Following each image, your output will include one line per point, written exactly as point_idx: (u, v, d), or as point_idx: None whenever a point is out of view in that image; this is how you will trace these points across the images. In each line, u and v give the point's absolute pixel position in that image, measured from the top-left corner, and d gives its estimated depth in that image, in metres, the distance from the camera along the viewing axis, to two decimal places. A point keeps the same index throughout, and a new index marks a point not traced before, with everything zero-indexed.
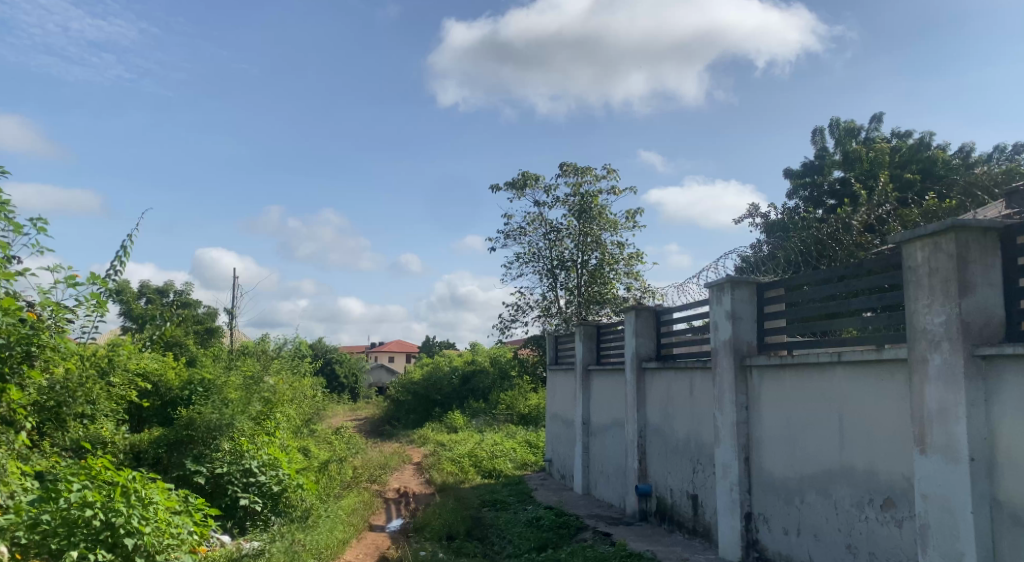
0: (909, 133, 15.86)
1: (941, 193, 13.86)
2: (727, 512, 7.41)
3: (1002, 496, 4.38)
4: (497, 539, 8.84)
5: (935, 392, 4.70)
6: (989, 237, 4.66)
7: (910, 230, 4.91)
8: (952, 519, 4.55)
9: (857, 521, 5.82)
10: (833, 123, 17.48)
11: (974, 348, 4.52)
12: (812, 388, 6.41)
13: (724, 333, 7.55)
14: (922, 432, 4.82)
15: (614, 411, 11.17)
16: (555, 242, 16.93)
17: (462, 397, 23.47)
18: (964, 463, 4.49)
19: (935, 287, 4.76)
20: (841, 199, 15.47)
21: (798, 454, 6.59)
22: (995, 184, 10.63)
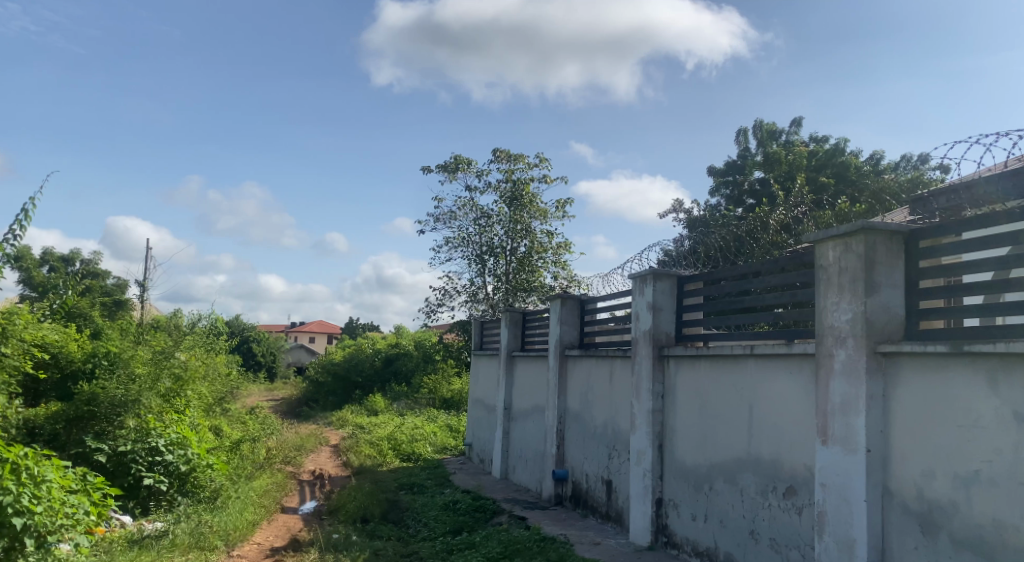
0: (826, 138, 16.52)
1: (853, 198, 14.49)
2: (640, 497, 7.60)
3: (893, 485, 4.59)
4: (413, 522, 8.83)
5: (839, 385, 4.92)
6: (895, 240, 4.88)
7: (824, 230, 5.11)
8: (848, 507, 4.76)
9: (761, 508, 6.04)
10: (756, 124, 18.00)
11: (875, 345, 4.74)
12: (725, 379, 6.61)
13: (645, 323, 7.71)
14: (825, 423, 5.04)
15: (535, 397, 11.27)
16: (485, 228, 16.90)
17: (384, 380, 23.33)
18: (861, 454, 4.70)
19: (844, 285, 4.97)
20: (760, 199, 15.98)
21: (709, 442, 6.79)
22: (902, 191, 11.17)
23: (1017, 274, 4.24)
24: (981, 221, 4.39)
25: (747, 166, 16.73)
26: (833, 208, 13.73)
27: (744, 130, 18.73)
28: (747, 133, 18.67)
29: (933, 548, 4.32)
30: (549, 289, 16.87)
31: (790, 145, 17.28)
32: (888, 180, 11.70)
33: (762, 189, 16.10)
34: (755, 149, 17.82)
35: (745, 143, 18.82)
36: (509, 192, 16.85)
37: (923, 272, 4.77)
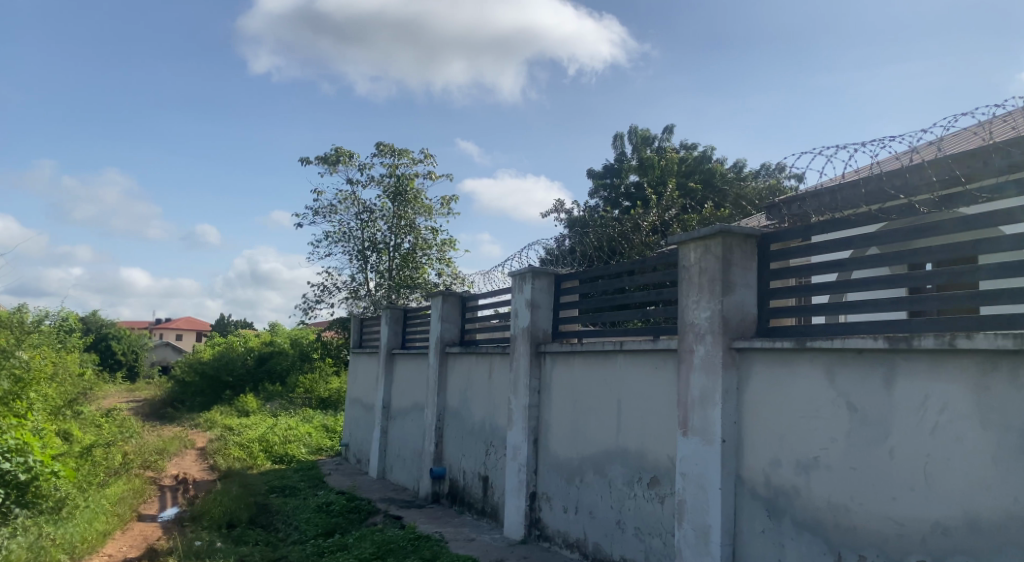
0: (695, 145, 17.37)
1: (718, 203, 15.28)
2: (515, 492, 7.71)
3: (745, 473, 4.86)
4: (282, 526, 8.55)
5: (699, 380, 5.16)
6: (750, 243, 5.17)
7: (687, 232, 5.35)
8: (705, 495, 5.01)
9: (627, 498, 6.25)
10: (632, 129, 18.65)
11: (731, 342, 5.00)
12: (597, 374, 6.79)
13: (523, 320, 7.84)
14: (685, 416, 5.28)
15: (414, 395, 11.19)
16: (367, 223, 16.60)
17: (257, 380, 22.49)
18: (716, 445, 4.95)
19: (703, 285, 5.22)
20: (635, 202, 16.58)
21: (581, 435, 6.96)
22: (761, 198, 11.89)
23: (852, 276, 4.58)
24: (830, 227, 4.71)
25: (622, 169, 17.26)
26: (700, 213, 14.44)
27: (621, 135, 19.34)
28: (623, 138, 19.29)
29: (777, 531, 4.58)
30: (432, 286, 16.79)
31: (662, 151, 18.00)
32: (750, 187, 12.42)
33: (637, 192, 16.73)
34: (630, 153, 18.43)
35: (621, 148, 19.45)
36: (393, 187, 16.64)
37: (773, 274, 5.08)
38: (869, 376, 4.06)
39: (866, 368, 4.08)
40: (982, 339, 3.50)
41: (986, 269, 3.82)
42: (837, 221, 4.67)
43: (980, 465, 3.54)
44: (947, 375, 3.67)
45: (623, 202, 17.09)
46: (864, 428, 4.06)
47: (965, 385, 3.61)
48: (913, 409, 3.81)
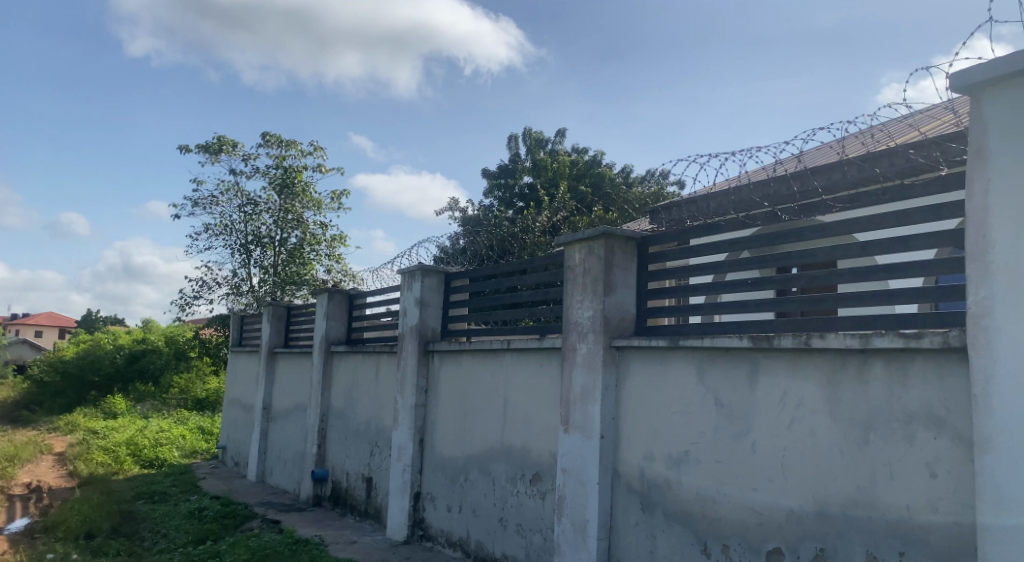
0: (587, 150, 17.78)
1: (607, 207, 15.67)
2: (398, 492, 7.61)
3: (622, 468, 4.98)
4: (149, 534, 8.08)
5: (580, 377, 5.26)
6: (631, 245, 5.31)
7: (573, 233, 5.43)
8: (583, 490, 5.10)
9: (510, 496, 6.28)
10: (526, 131, 18.85)
11: (611, 340, 5.11)
12: (484, 374, 6.80)
13: (411, 319, 7.73)
14: (568, 413, 5.37)
15: (297, 395, 10.84)
16: (251, 216, 15.97)
17: (127, 380, 21.22)
18: (595, 441, 5.04)
19: (586, 285, 5.31)
20: (528, 203, 16.77)
21: (466, 434, 6.94)
22: (648, 203, 12.29)
23: (725, 278, 4.75)
24: (708, 231, 4.88)
25: (516, 170, 17.37)
26: (591, 217, 14.72)
27: (515, 136, 19.51)
28: (517, 139, 19.52)
29: (650, 523, 4.71)
30: (320, 283, 16.33)
31: (554, 154, 18.28)
32: (638, 192, 12.78)
33: (531, 193, 16.91)
34: (523, 155, 18.61)
35: (515, 149, 19.63)
36: (280, 179, 16.08)
37: (653, 275, 5.22)
38: (736, 373, 4.23)
39: (733, 366, 4.26)
40: (832, 338, 3.65)
41: (843, 272, 4.01)
42: (712, 225, 4.83)
43: (828, 455, 3.69)
44: (802, 372, 3.86)
45: (516, 202, 17.23)
46: (730, 422, 4.24)
47: (817, 381, 3.78)
48: (773, 404, 4.00)
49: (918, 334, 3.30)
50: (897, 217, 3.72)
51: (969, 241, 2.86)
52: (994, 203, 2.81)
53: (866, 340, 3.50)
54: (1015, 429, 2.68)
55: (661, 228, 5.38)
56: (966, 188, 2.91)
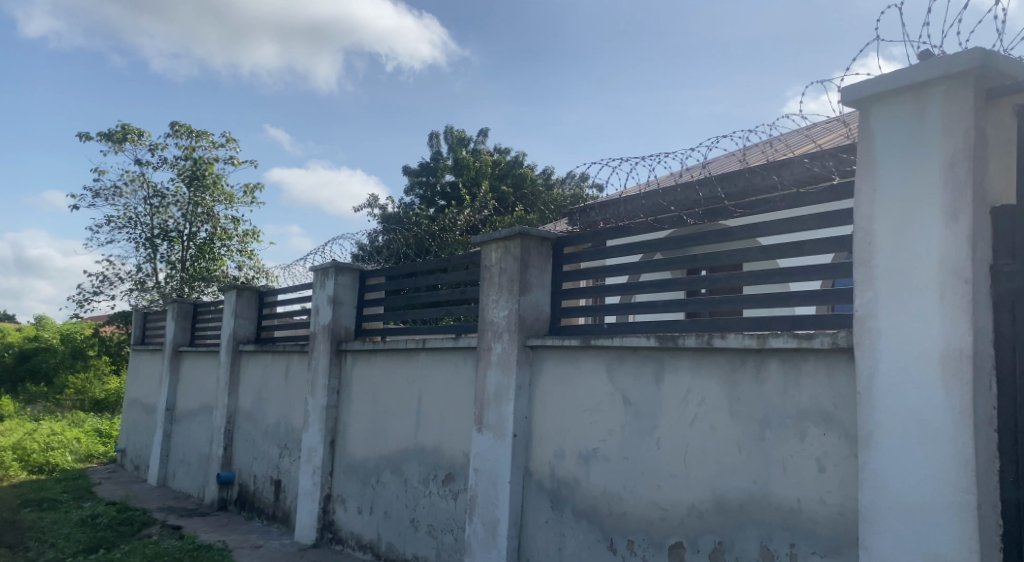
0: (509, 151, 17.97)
1: (528, 208, 15.81)
2: (307, 495, 7.44)
3: (533, 467, 5.02)
4: (36, 544, 7.63)
5: (495, 376, 5.27)
6: (546, 246, 5.36)
7: (489, 233, 5.44)
8: (494, 489, 5.12)
9: (422, 496, 6.22)
10: (448, 130, 18.80)
11: (525, 340, 5.14)
12: (398, 373, 6.73)
13: (324, 317, 7.58)
14: (481, 412, 5.37)
15: (203, 396, 10.45)
16: (157, 209, 15.31)
17: (17, 380, 20.00)
18: (507, 440, 5.07)
19: (502, 284, 5.33)
20: (449, 202, 16.73)
21: (378, 435, 6.85)
22: (568, 204, 12.45)
23: (636, 278, 4.85)
24: (621, 233, 4.97)
25: (438, 168, 17.28)
26: (512, 217, 14.81)
27: (437, 134, 19.51)
28: (439, 138, 19.51)
29: (559, 521, 4.77)
30: (230, 279, 15.80)
31: (476, 154, 18.30)
32: (558, 194, 12.94)
33: (453, 192, 16.88)
34: (445, 153, 18.56)
35: (437, 147, 19.54)
36: (189, 171, 15.46)
37: (567, 276, 5.28)
38: (644, 372, 4.33)
39: (640, 365, 4.36)
40: (732, 339, 3.78)
41: (746, 274, 4.15)
42: (625, 227, 4.93)
43: (728, 452, 3.82)
44: (705, 371, 3.98)
45: (437, 201, 17.15)
46: (637, 420, 4.33)
47: (719, 380, 3.91)
48: (677, 402, 4.11)
49: (810, 335, 3.45)
50: (796, 222, 3.86)
51: (857, 247, 3.03)
52: (879, 211, 2.97)
53: (764, 340, 3.63)
54: (893, 425, 2.84)
55: (576, 228, 5.44)
56: (856, 196, 3.06)
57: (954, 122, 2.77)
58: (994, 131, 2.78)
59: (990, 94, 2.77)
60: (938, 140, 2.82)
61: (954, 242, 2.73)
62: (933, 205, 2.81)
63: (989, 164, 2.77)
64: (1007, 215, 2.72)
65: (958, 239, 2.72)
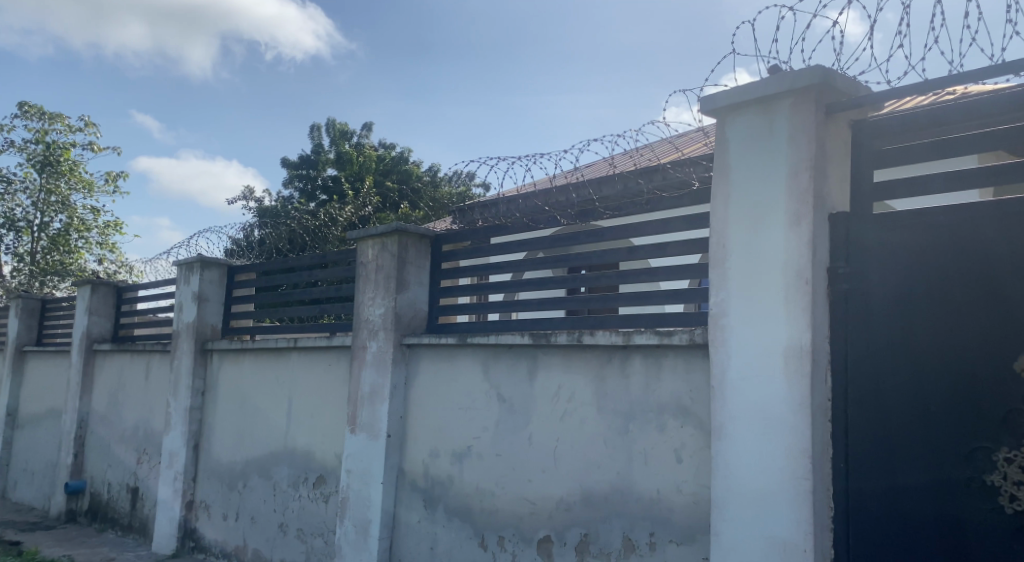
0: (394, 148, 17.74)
1: (411, 204, 15.68)
2: (167, 502, 7.04)
3: (407, 466, 4.98)
4: None
5: (369, 375, 5.19)
6: (424, 243, 5.32)
7: (365, 229, 5.34)
8: (367, 489, 5.03)
9: (291, 500, 6.02)
10: (330, 123, 18.34)
11: (401, 338, 5.09)
12: (267, 373, 6.50)
13: (188, 315, 7.20)
14: (354, 412, 5.27)
15: (52, 399, 9.68)
16: (2, 196, 14.03)
17: None
18: (380, 439, 5.00)
19: (378, 282, 5.25)
20: (330, 196, 16.31)
21: (245, 437, 6.58)
22: (452, 201, 12.44)
23: (512, 276, 4.91)
24: (497, 231, 5.01)
25: (318, 162, 16.82)
26: (395, 213, 14.63)
27: (318, 126, 19.01)
28: (320, 131, 19.01)
29: (431, 520, 4.75)
30: (87, 274, 14.71)
31: (359, 148, 17.95)
32: (443, 191, 12.90)
33: (334, 186, 16.49)
34: (327, 146, 18.09)
35: (318, 140, 19.04)
36: (41, 156, 14.23)
37: (444, 274, 5.27)
38: (518, 369, 4.39)
39: (514, 362, 4.41)
40: (600, 336, 3.89)
41: (617, 273, 4.28)
42: (503, 226, 4.97)
43: (595, 445, 3.92)
44: (575, 368, 4.08)
45: (318, 195, 16.70)
46: (510, 417, 4.38)
47: (588, 376, 4.01)
48: (548, 399, 4.19)
49: (671, 332, 3.60)
50: (665, 223, 4.02)
51: (712, 249, 3.20)
52: (733, 216, 3.15)
53: (629, 336, 3.76)
54: (743, 418, 3.02)
55: (455, 227, 5.44)
56: (712, 202, 3.24)
57: (799, 133, 2.97)
58: (832, 142, 3.00)
59: (830, 108, 2.98)
60: (785, 149, 3.01)
61: (797, 245, 2.93)
62: (780, 211, 3.00)
63: (829, 173, 2.98)
64: (843, 221, 2.94)
65: (801, 243, 2.92)
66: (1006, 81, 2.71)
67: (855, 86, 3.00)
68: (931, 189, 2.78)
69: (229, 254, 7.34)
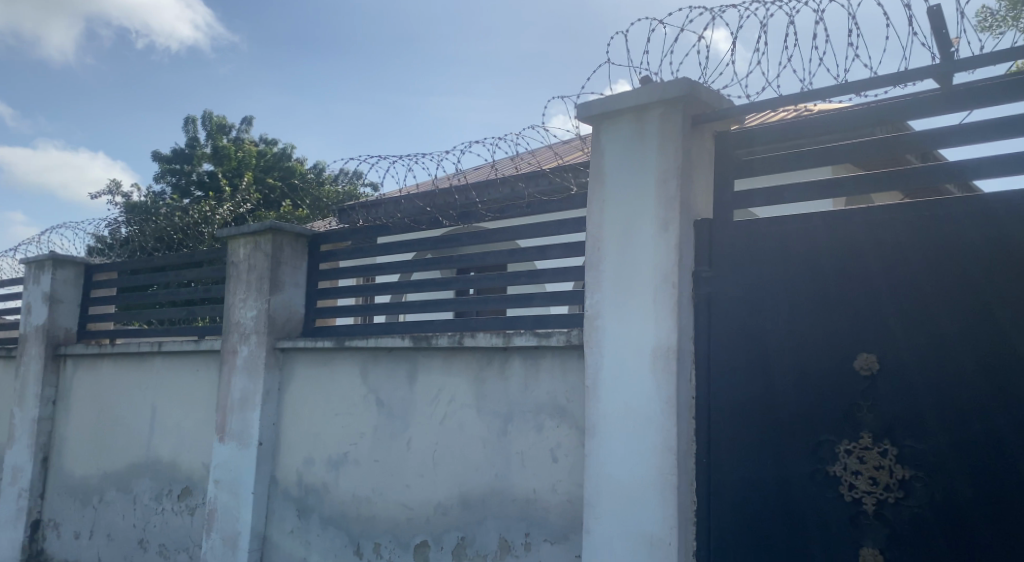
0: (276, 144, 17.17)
1: (294, 203, 15.19)
2: (10, 522, 6.48)
3: (279, 474, 4.81)
4: None
5: (240, 381, 4.97)
6: (300, 243, 5.16)
7: (237, 227, 5.12)
8: (236, 500, 4.82)
9: (153, 514, 5.68)
10: (206, 115, 17.52)
11: (275, 341, 4.91)
12: (129, 379, 6.10)
13: (37, 317, 6.66)
14: (223, 420, 5.04)
15: None
16: None
17: None
18: (252, 447, 4.80)
19: (251, 282, 5.05)
20: (206, 192, 15.55)
21: (102, 448, 6.15)
22: (338, 200, 12.15)
23: (393, 277, 4.84)
24: (378, 232, 4.92)
25: (193, 156, 16.04)
26: (276, 211, 14.12)
27: (193, 119, 18.12)
28: (195, 123, 18.13)
29: (305, 529, 4.61)
30: None
31: (238, 143, 17.20)
32: (326, 189, 12.55)
33: (211, 182, 15.77)
34: (202, 140, 17.25)
35: (193, 132, 18.12)
36: None
37: (321, 275, 5.12)
38: (397, 373, 4.33)
39: (393, 365, 4.35)
40: (480, 338, 3.90)
41: (499, 275, 4.30)
42: (384, 226, 4.89)
43: (473, 448, 3.93)
44: (455, 370, 4.06)
45: (192, 190, 15.91)
46: (388, 421, 4.32)
47: (467, 378, 4.01)
48: (427, 401, 4.15)
49: (549, 333, 3.64)
50: (545, 226, 4.07)
51: (588, 253, 3.28)
52: (607, 221, 3.23)
53: (508, 338, 3.78)
54: (614, 417, 3.10)
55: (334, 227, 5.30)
56: (588, 207, 3.31)
57: (668, 142, 3.09)
58: (698, 151, 3.14)
59: (697, 119, 3.11)
60: (655, 157, 3.12)
61: (666, 249, 3.04)
62: (649, 216, 3.11)
63: (695, 180, 3.11)
64: (707, 227, 3.08)
65: (668, 247, 3.04)
66: (851, 101, 2.91)
67: (719, 100, 3.14)
68: (785, 199, 2.96)
69: (89, 252, 6.85)
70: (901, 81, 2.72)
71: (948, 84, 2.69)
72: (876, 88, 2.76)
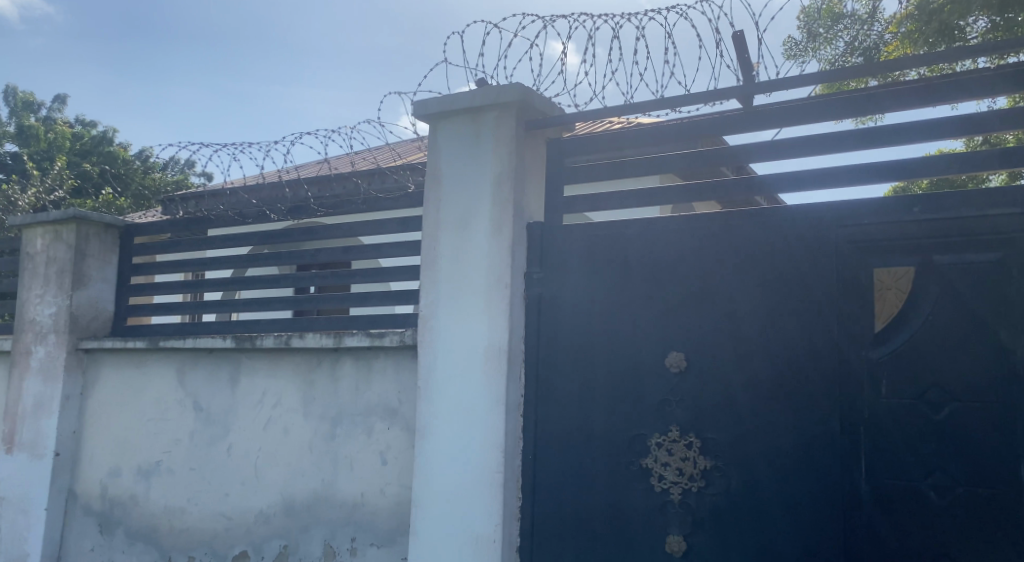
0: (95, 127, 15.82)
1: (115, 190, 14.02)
2: None
3: (80, 487, 4.39)
4: None
5: (35, 385, 4.49)
6: (110, 234, 4.73)
7: (34, 215, 4.62)
8: (26, 518, 4.34)
9: None
10: (10, 90, 15.78)
11: (78, 342, 4.48)
12: None
13: None
14: (13, 429, 4.53)
15: None
16: None
17: None
18: (47, 458, 4.35)
19: (50, 276, 4.57)
20: (9, 175, 14.00)
21: None
22: (166, 189, 11.36)
23: (217, 274, 4.56)
24: (199, 225, 4.61)
25: None
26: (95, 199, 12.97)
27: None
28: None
29: (108, 546, 4.23)
30: None
31: (48, 124, 15.60)
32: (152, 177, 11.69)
33: (15, 164, 14.24)
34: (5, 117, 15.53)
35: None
36: None
37: (134, 270, 4.73)
38: (217, 375, 4.08)
39: (214, 368, 4.10)
40: (310, 338, 3.76)
41: (333, 273, 4.16)
42: (208, 219, 4.60)
43: (298, 453, 3.77)
44: (280, 372, 3.89)
45: None
46: (207, 426, 4.06)
47: (294, 380, 3.85)
48: (251, 406, 3.95)
49: (382, 334, 3.57)
50: (380, 224, 3.99)
51: (423, 252, 3.25)
52: (442, 220, 3.22)
53: (338, 339, 3.67)
54: (444, 417, 3.09)
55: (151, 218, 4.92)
56: (424, 206, 3.29)
57: (502, 144, 3.12)
58: (531, 156, 3.20)
59: (530, 124, 3.18)
60: (489, 159, 3.15)
61: (499, 250, 3.07)
62: (483, 217, 3.13)
63: (528, 184, 3.17)
64: (539, 230, 3.14)
65: (500, 248, 3.07)
66: (668, 116, 3.08)
67: (552, 107, 3.22)
68: (611, 206, 3.08)
69: None
70: (712, 100, 2.91)
71: (751, 105, 2.91)
72: (690, 104, 2.94)
